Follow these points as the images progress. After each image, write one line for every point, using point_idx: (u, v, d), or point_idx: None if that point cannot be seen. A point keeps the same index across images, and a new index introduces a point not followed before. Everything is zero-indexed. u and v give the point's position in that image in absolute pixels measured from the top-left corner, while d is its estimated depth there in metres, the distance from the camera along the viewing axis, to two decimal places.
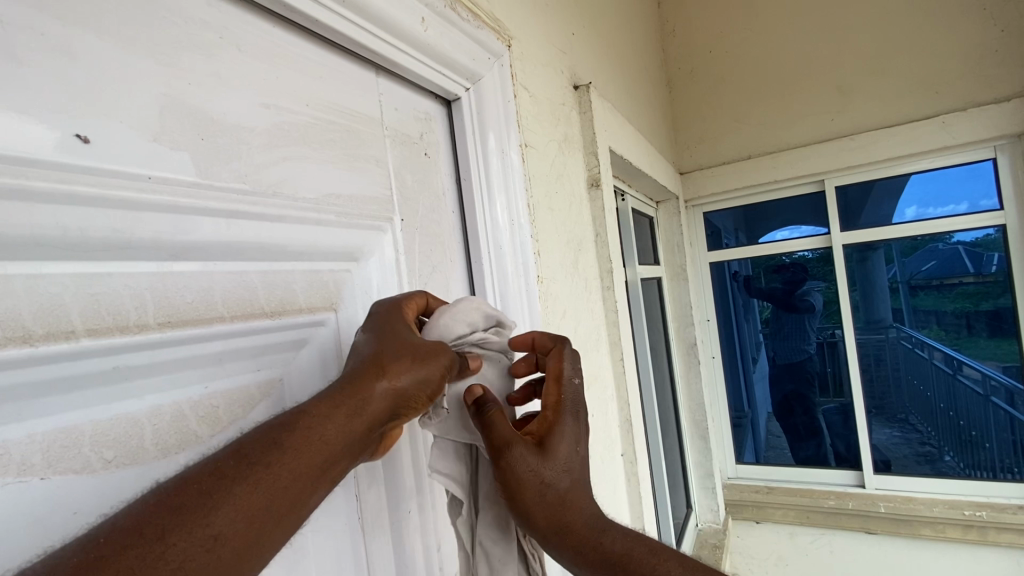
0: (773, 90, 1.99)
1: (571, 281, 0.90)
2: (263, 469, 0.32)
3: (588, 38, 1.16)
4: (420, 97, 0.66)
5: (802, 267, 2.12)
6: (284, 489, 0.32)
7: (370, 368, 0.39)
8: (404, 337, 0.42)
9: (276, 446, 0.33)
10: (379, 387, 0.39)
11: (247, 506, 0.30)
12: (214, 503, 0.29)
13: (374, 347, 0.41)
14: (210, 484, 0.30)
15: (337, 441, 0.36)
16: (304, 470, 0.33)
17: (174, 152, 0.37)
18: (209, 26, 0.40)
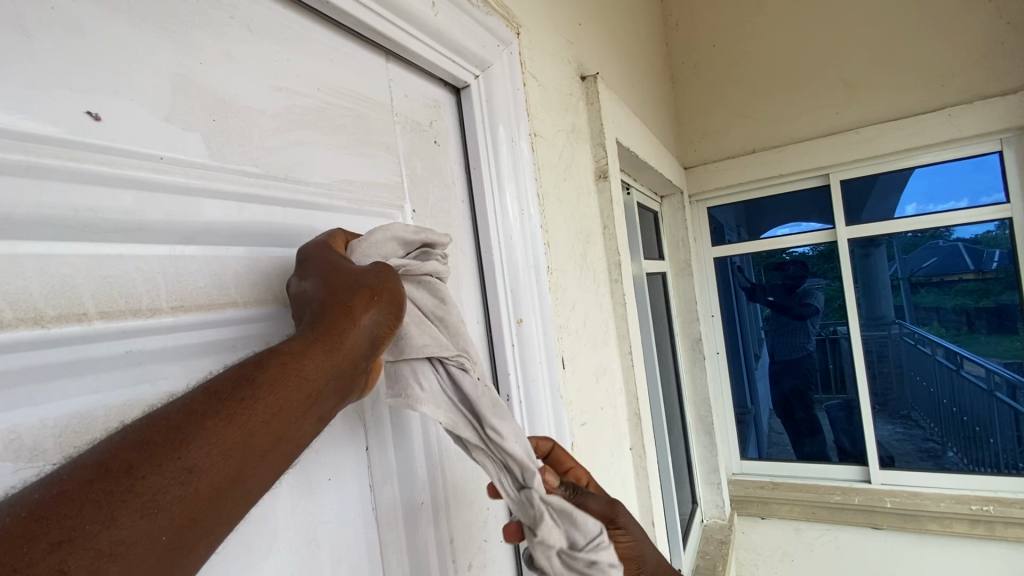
0: (778, 83, 1.98)
1: (580, 273, 0.89)
2: (235, 401, 0.28)
3: (594, 29, 1.14)
4: (429, 83, 0.65)
5: (802, 264, 2.11)
6: (265, 420, 0.28)
7: (332, 301, 0.35)
8: (351, 268, 0.38)
9: (244, 378, 0.29)
10: (350, 317, 0.35)
11: (222, 436, 0.26)
12: (182, 437, 0.25)
13: (334, 278, 0.37)
14: (173, 419, 0.26)
15: (319, 373, 0.32)
16: (283, 400, 0.29)
17: (186, 132, 0.36)
18: (219, 5, 0.39)
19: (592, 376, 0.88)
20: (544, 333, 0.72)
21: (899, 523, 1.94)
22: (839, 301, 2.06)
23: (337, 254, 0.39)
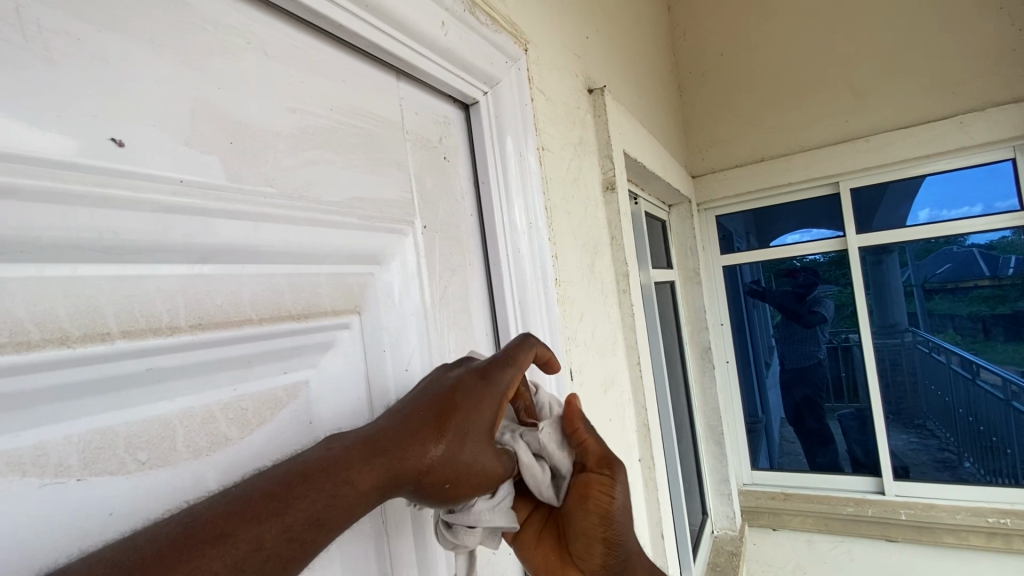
0: (786, 91, 1.98)
1: (588, 285, 0.90)
2: (323, 496, 0.32)
3: (601, 42, 1.16)
4: (439, 100, 0.66)
5: (813, 271, 2.09)
6: (331, 520, 0.32)
7: (446, 420, 0.42)
8: (472, 401, 0.45)
9: (340, 475, 0.34)
10: (435, 450, 0.40)
11: (298, 525, 0.30)
12: (276, 515, 0.30)
13: (449, 406, 0.43)
14: (279, 495, 0.31)
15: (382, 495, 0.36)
16: (351, 508, 0.34)
17: (205, 155, 0.37)
18: (237, 31, 0.41)
19: (600, 387, 0.88)
20: (553, 344, 0.73)
21: (914, 535, 1.91)
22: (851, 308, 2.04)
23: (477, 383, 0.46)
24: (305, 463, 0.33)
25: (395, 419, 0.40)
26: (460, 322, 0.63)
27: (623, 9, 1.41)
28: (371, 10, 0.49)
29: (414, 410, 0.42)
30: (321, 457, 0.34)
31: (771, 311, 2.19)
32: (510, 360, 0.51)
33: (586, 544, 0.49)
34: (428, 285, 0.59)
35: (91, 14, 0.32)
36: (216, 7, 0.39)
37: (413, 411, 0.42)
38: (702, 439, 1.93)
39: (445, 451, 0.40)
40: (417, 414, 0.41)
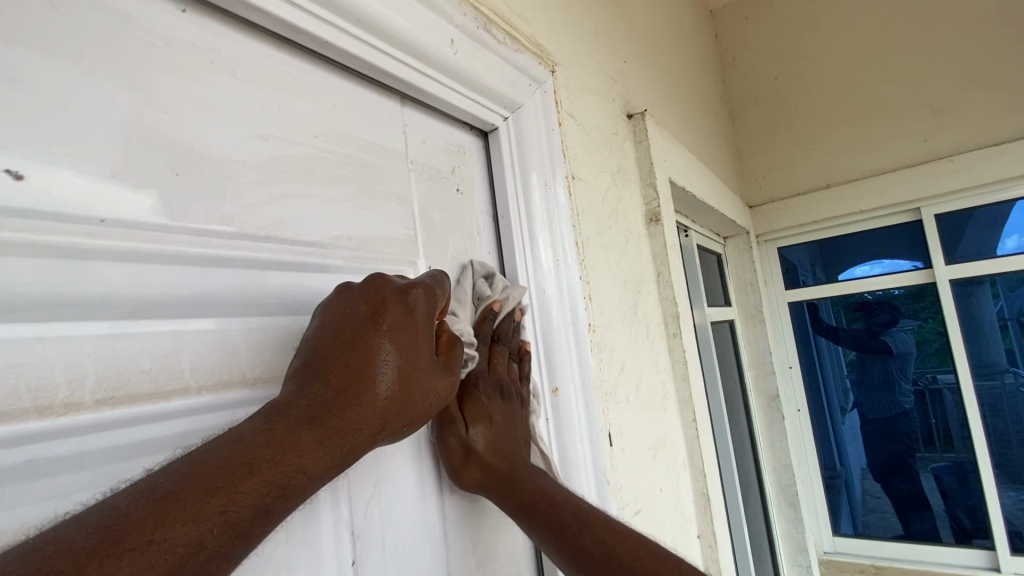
0: (852, 112, 1.82)
1: (629, 330, 0.78)
2: (264, 480, 0.27)
3: (641, 66, 1.08)
4: (454, 128, 0.59)
5: (889, 305, 1.86)
6: (280, 505, 0.27)
7: (384, 354, 0.34)
8: (409, 322, 0.37)
9: (280, 454, 0.28)
10: (385, 388, 0.34)
11: (243, 518, 0.25)
12: (212, 512, 0.24)
13: (383, 331, 0.35)
14: (209, 490, 0.25)
15: (334, 454, 0.30)
16: (303, 484, 0.29)
17: (141, 190, 0.31)
18: (199, 50, 0.35)
19: (647, 449, 0.75)
20: (586, 402, 0.62)
21: None
22: (937, 345, 1.79)
23: (406, 299, 0.37)
24: (231, 449, 0.27)
25: (321, 374, 0.32)
26: None
27: (665, 34, 1.33)
28: (364, 25, 0.43)
29: (342, 351, 0.33)
30: (250, 438, 0.28)
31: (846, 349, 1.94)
32: (428, 281, 0.41)
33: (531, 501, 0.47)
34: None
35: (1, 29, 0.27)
36: (173, 24, 0.34)
37: (342, 354, 0.33)
38: (772, 500, 1.70)
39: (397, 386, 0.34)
40: (349, 344, 0.34)
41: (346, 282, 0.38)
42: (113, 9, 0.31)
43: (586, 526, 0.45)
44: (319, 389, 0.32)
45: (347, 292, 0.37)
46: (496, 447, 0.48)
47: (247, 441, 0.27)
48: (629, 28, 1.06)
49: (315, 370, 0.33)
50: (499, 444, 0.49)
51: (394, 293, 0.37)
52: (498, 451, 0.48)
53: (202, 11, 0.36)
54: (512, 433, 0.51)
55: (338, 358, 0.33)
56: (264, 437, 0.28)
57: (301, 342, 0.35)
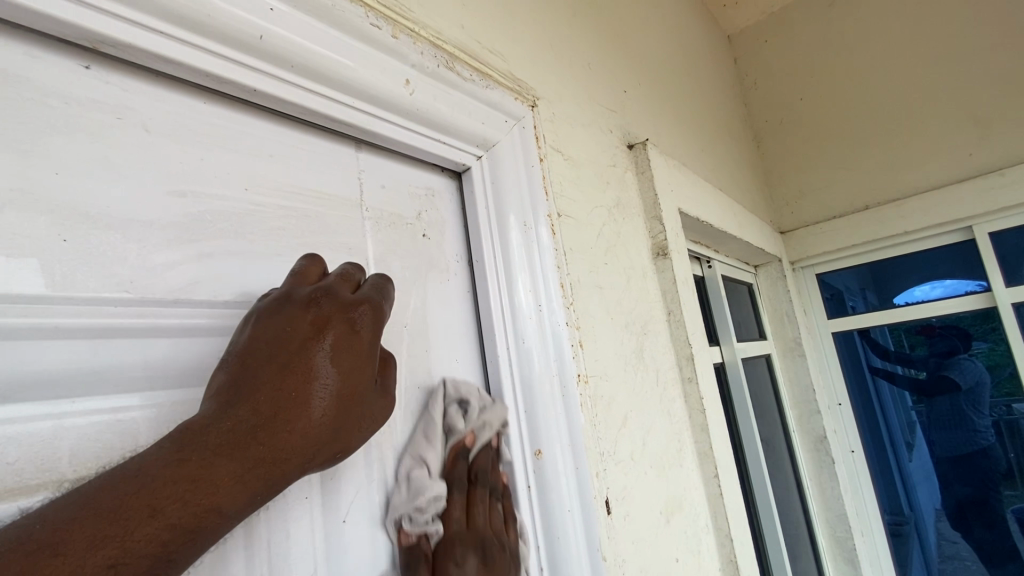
0: (885, 126, 1.65)
1: (633, 376, 0.71)
2: (166, 524, 0.24)
3: (643, 96, 1.04)
4: (422, 171, 0.56)
5: (955, 328, 1.61)
6: (185, 550, 0.25)
7: (319, 377, 0.31)
8: (351, 343, 0.33)
9: (190, 492, 0.25)
10: (316, 415, 0.30)
11: (139, 567, 0.23)
12: (99, 564, 0.22)
13: (318, 351, 0.32)
14: (99, 541, 0.22)
15: (254, 486, 0.28)
16: (216, 522, 0.26)
17: (16, 260, 0.28)
18: (104, 106, 0.33)
19: (658, 511, 0.67)
20: (575, 466, 0.55)
21: None
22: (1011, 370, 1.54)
23: (351, 317, 0.34)
24: (132, 484, 0.24)
25: (246, 397, 0.29)
26: None
27: (674, 62, 1.30)
28: (300, 70, 0.41)
29: (273, 372, 0.30)
30: (156, 473, 0.25)
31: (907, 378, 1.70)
32: (377, 291, 0.38)
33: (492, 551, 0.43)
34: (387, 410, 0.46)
35: None
36: (71, 81, 0.32)
37: (271, 374, 0.30)
38: (826, 557, 1.52)
39: (332, 414, 0.31)
40: (281, 364, 0.31)
41: (287, 290, 0.35)
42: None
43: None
44: (244, 412, 0.29)
45: (286, 304, 0.33)
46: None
47: (150, 478, 0.25)
48: (630, 57, 1.03)
49: (240, 390, 0.29)
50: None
51: (339, 309, 0.34)
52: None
53: (113, 67, 0.34)
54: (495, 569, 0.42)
55: (268, 377, 0.30)
56: (173, 472, 0.25)
57: (227, 351, 0.32)
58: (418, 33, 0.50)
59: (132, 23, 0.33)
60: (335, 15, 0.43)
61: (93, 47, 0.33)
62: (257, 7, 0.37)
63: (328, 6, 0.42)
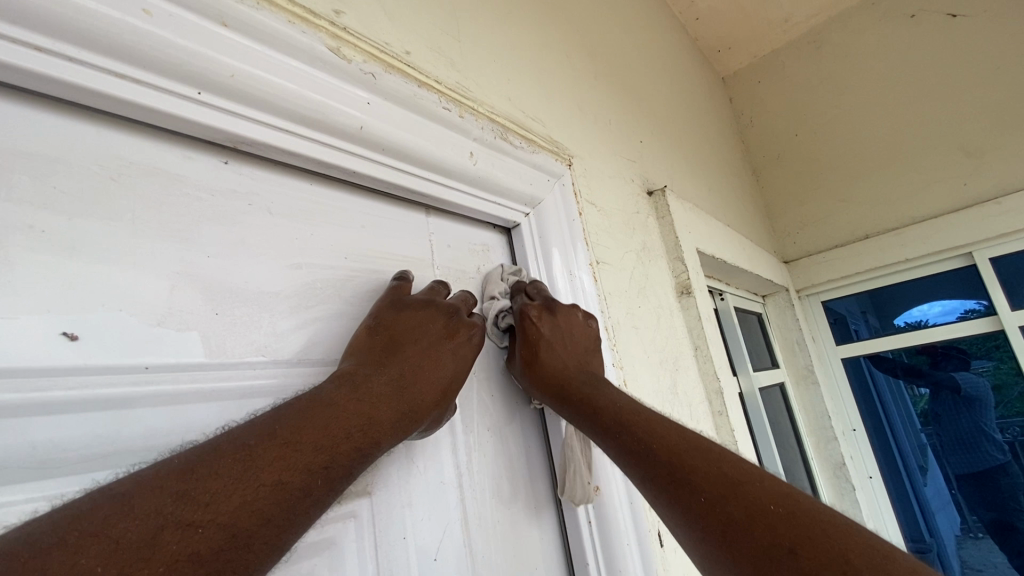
0: (879, 158, 1.72)
1: (670, 410, 0.75)
2: (352, 445, 0.32)
3: (657, 143, 1.11)
4: (478, 228, 0.62)
5: (955, 347, 1.63)
6: (358, 468, 0.33)
7: (443, 364, 0.41)
8: (464, 344, 0.43)
9: (364, 426, 0.34)
10: (439, 386, 0.40)
11: (336, 472, 0.31)
12: (319, 464, 0.30)
13: (442, 337, 0.42)
14: (318, 447, 0.30)
15: (398, 431, 0.36)
16: (373, 454, 0.34)
17: (182, 333, 0.33)
18: (237, 195, 0.39)
19: None
20: (630, 501, 0.58)
21: None
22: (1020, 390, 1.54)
23: (467, 329, 0.44)
24: (331, 410, 0.33)
25: (397, 364, 0.38)
26: (501, 489, 0.52)
27: (679, 109, 1.38)
28: (388, 151, 0.47)
29: (417, 350, 0.40)
30: (343, 405, 0.33)
31: (915, 398, 1.71)
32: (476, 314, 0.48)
33: (566, 352, 0.53)
34: (464, 457, 0.49)
35: (64, 206, 0.31)
36: (215, 175, 0.38)
37: (414, 352, 0.40)
38: None
39: (448, 387, 0.41)
40: (419, 342, 0.40)
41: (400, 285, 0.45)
42: (165, 172, 0.35)
43: (663, 437, 0.43)
44: (394, 374, 0.38)
45: (427, 306, 0.43)
46: (560, 364, 0.52)
47: (341, 409, 0.33)
48: (643, 109, 1.10)
49: (393, 358, 0.38)
50: (569, 362, 0.53)
51: (460, 324, 0.44)
52: (570, 368, 0.52)
53: (244, 160, 0.40)
54: (577, 345, 0.55)
55: (410, 349, 0.40)
56: (354, 408, 0.34)
57: (373, 323, 0.41)
58: (478, 110, 0.57)
59: (263, 125, 0.39)
60: (415, 103, 0.49)
61: (232, 146, 0.38)
62: (357, 102, 0.44)
63: (410, 95, 0.48)
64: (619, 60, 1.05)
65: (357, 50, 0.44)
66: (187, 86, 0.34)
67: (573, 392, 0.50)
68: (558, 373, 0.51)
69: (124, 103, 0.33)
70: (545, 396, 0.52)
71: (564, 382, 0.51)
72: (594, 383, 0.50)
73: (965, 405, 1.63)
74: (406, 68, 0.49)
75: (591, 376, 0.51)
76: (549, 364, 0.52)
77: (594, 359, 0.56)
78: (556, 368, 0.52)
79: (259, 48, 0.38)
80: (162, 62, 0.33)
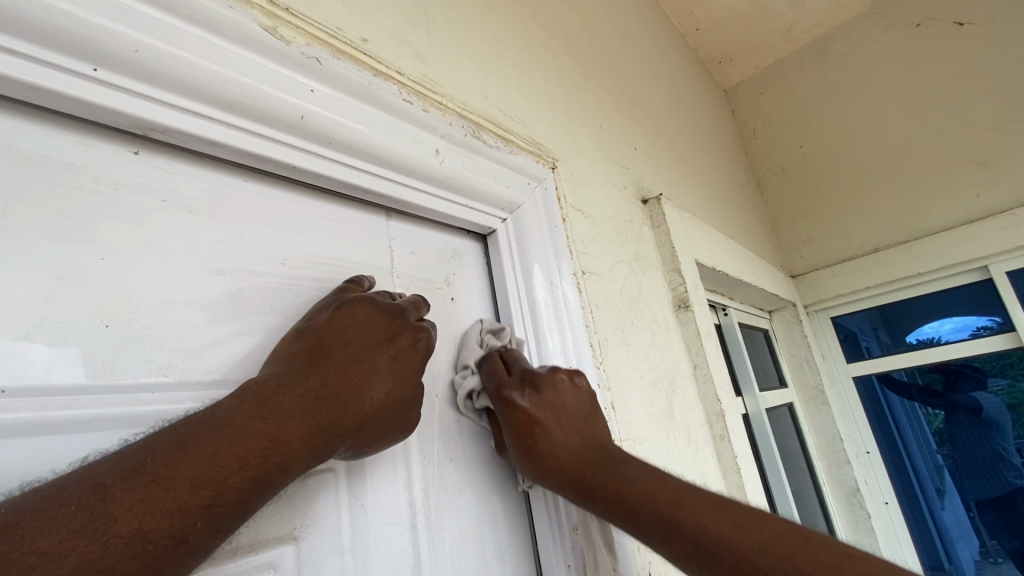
0: (887, 168, 1.65)
1: (664, 436, 0.69)
2: (250, 476, 0.27)
3: (652, 151, 1.06)
4: (448, 234, 0.57)
5: (968, 365, 1.55)
6: (258, 501, 0.28)
7: (376, 372, 0.36)
8: (403, 350, 0.38)
9: (268, 450, 0.28)
10: (371, 398, 0.35)
11: (226, 511, 0.26)
12: (199, 504, 0.25)
13: (379, 338, 0.37)
14: (200, 481, 0.25)
15: (314, 452, 0.31)
16: (279, 482, 0.29)
17: (57, 349, 0.28)
18: (148, 189, 0.34)
19: None
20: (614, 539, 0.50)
21: None
22: None
23: (410, 333, 0.39)
24: (227, 433, 0.27)
25: (319, 374, 0.33)
26: (466, 528, 0.45)
27: (677, 117, 1.33)
28: (337, 146, 0.42)
29: (347, 356, 0.35)
30: (242, 426, 0.28)
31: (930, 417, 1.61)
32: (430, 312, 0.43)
33: (564, 432, 0.44)
34: (420, 491, 0.43)
35: None
36: (121, 165, 0.33)
37: (342, 358, 0.34)
38: None
39: (380, 400, 0.35)
40: (348, 343, 0.35)
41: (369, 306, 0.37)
42: (53, 159, 0.30)
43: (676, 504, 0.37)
44: (315, 385, 0.32)
45: (364, 302, 0.38)
46: (562, 450, 0.43)
47: (240, 430, 0.27)
48: (637, 116, 1.05)
49: (315, 366, 0.33)
50: (572, 444, 0.44)
51: (404, 326, 0.39)
52: (578, 451, 0.43)
53: (159, 151, 0.35)
54: (573, 419, 0.45)
55: (338, 352, 0.35)
56: (257, 429, 0.28)
57: (302, 327, 0.36)
58: (447, 105, 0.52)
59: (180, 110, 0.34)
60: (370, 93, 0.44)
61: (142, 133, 0.33)
62: (298, 89, 0.39)
63: (364, 84, 0.43)
64: (612, 66, 1.01)
65: (299, 32, 0.39)
66: (82, 62, 0.29)
67: (589, 485, 0.41)
68: (563, 462, 0.43)
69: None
70: (553, 488, 0.44)
71: (575, 471, 0.42)
72: (611, 466, 0.41)
73: (983, 429, 1.53)
74: (361, 55, 0.44)
75: (603, 454, 0.42)
76: (551, 453, 0.43)
77: (596, 423, 0.47)
78: (560, 456, 0.43)
79: (176, 23, 0.33)
80: (44, 29, 0.28)
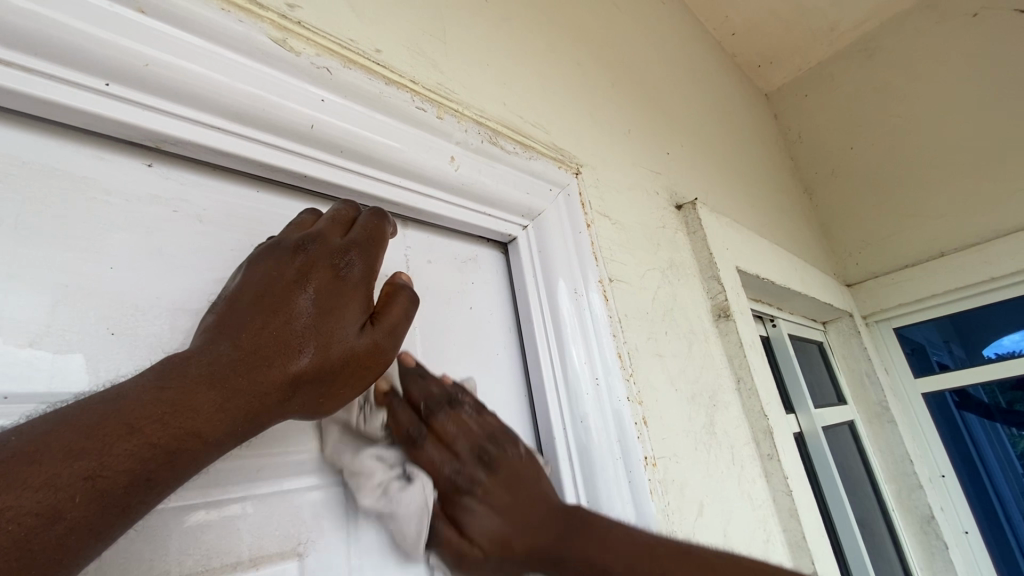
0: (952, 165, 1.53)
1: (703, 452, 0.64)
2: (145, 443, 0.24)
3: (686, 156, 1.02)
4: (466, 242, 0.56)
5: None
6: (166, 471, 0.24)
7: (299, 313, 0.30)
8: (326, 274, 0.32)
9: (169, 414, 0.25)
10: (298, 345, 0.30)
11: (116, 484, 0.23)
12: (75, 477, 0.22)
13: (293, 273, 0.32)
14: (76, 451, 0.22)
15: (233, 414, 0.27)
16: (194, 454, 0.25)
17: (62, 356, 0.28)
18: (160, 200, 0.34)
19: None
20: None
21: None
22: None
23: (331, 255, 0.33)
24: (114, 403, 0.24)
25: (228, 336, 0.28)
26: None
27: (714, 122, 1.28)
28: (348, 154, 0.41)
29: (263, 308, 0.30)
30: (135, 396, 0.24)
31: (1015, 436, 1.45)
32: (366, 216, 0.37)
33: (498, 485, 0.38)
34: None
35: None
36: (132, 177, 0.34)
37: (253, 313, 0.30)
38: None
39: (311, 346, 0.30)
40: (261, 293, 0.30)
41: (278, 244, 0.33)
42: (68, 173, 0.31)
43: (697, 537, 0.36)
44: (224, 346, 0.28)
45: (270, 255, 0.33)
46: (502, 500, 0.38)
47: (127, 399, 0.24)
48: (669, 121, 1.02)
49: (225, 327, 0.29)
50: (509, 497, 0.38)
51: (322, 257, 0.33)
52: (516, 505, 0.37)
53: (172, 163, 0.36)
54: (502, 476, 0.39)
55: (248, 305, 0.30)
56: (150, 396, 0.25)
57: (215, 299, 0.31)
58: (462, 112, 0.51)
59: (192, 122, 0.34)
60: (382, 101, 0.43)
61: (155, 146, 0.34)
62: (308, 99, 0.39)
63: (376, 94, 0.43)
64: (641, 72, 0.99)
65: (309, 43, 0.39)
66: (92, 76, 0.30)
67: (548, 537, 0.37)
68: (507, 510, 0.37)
69: (13, 94, 0.28)
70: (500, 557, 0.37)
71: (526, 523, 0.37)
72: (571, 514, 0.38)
73: None
74: (374, 65, 0.44)
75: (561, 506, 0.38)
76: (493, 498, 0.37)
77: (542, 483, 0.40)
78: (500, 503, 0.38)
79: (185, 36, 0.33)
80: (56, 44, 0.28)
